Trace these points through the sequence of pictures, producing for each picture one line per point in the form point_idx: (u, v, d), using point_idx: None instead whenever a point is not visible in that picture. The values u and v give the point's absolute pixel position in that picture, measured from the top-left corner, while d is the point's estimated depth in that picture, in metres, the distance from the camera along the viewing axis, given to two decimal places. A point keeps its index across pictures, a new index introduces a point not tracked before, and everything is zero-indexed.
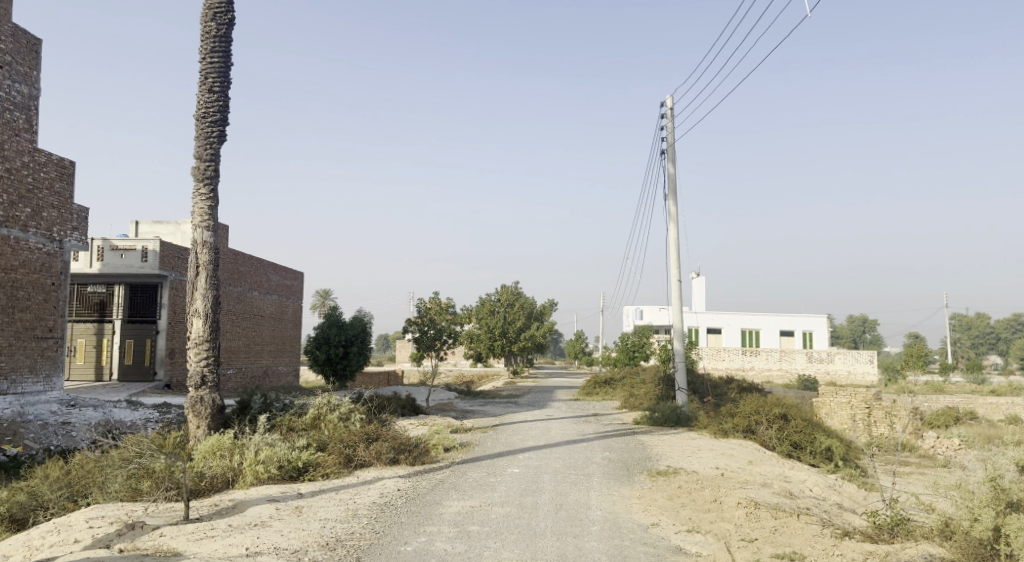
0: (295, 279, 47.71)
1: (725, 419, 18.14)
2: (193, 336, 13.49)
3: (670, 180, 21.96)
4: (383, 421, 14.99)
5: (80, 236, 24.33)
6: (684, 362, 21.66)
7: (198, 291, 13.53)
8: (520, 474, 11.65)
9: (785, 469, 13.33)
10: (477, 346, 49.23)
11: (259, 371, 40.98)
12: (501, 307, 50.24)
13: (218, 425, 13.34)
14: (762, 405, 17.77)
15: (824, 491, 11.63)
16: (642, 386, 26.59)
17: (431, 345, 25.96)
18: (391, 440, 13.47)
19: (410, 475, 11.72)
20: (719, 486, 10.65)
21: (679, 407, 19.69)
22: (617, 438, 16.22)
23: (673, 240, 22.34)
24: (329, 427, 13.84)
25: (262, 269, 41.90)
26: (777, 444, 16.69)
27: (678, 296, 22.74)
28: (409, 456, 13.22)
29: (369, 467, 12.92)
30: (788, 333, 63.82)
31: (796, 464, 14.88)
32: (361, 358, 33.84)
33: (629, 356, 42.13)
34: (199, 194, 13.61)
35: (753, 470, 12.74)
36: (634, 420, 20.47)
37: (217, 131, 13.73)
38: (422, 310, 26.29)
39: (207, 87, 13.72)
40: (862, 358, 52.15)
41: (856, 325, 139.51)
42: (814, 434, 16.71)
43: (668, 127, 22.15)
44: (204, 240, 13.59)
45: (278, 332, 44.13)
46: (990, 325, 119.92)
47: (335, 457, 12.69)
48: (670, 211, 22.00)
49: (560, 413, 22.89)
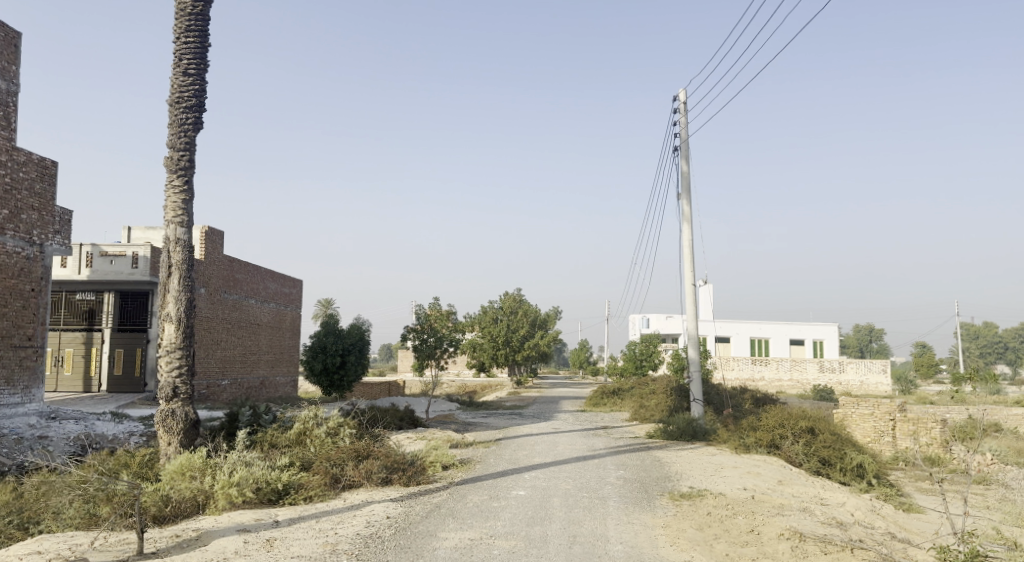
0: (294, 286, 46.52)
1: (747, 433, 16.88)
2: (165, 343, 12.26)
3: (684, 178, 20.77)
4: (375, 436, 13.68)
5: (61, 239, 23.20)
6: (701, 371, 20.34)
7: (170, 294, 12.33)
8: (527, 498, 10.33)
9: (819, 490, 12.00)
10: (480, 355, 47.95)
11: (256, 381, 39.74)
12: (505, 316, 48.98)
13: (192, 442, 12.09)
14: (787, 417, 16.43)
15: (869, 517, 10.32)
16: (654, 396, 25.25)
17: (431, 355, 24.70)
18: (383, 458, 12.16)
19: (403, 499, 10.43)
20: (754, 513, 9.32)
21: (695, 420, 18.42)
22: (632, 454, 14.93)
23: (687, 243, 21.11)
24: (315, 444, 12.55)
25: (259, 276, 40.75)
26: (804, 460, 15.36)
27: (692, 301, 21.49)
28: (403, 476, 11.92)
29: (359, 488, 11.60)
30: (798, 342, 62.48)
31: (827, 482, 13.57)
32: (359, 368, 32.54)
33: (637, 365, 40.82)
34: (172, 185, 12.44)
35: (788, 492, 11.38)
36: (647, 434, 19.17)
37: (192, 117, 12.57)
38: (421, 318, 24.93)
39: (181, 69, 12.57)
40: (875, 368, 50.78)
41: (863, 334, 137.82)
42: (845, 449, 15.18)
43: (681, 122, 20.98)
44: (178, 237, 12.42)
45: (275, 341, 42.87)
46: (998, 334, 118.17)
47: (321, 477, 11.40)
48: (683, 211, 20.80)
49: (567, 426, 21.56)
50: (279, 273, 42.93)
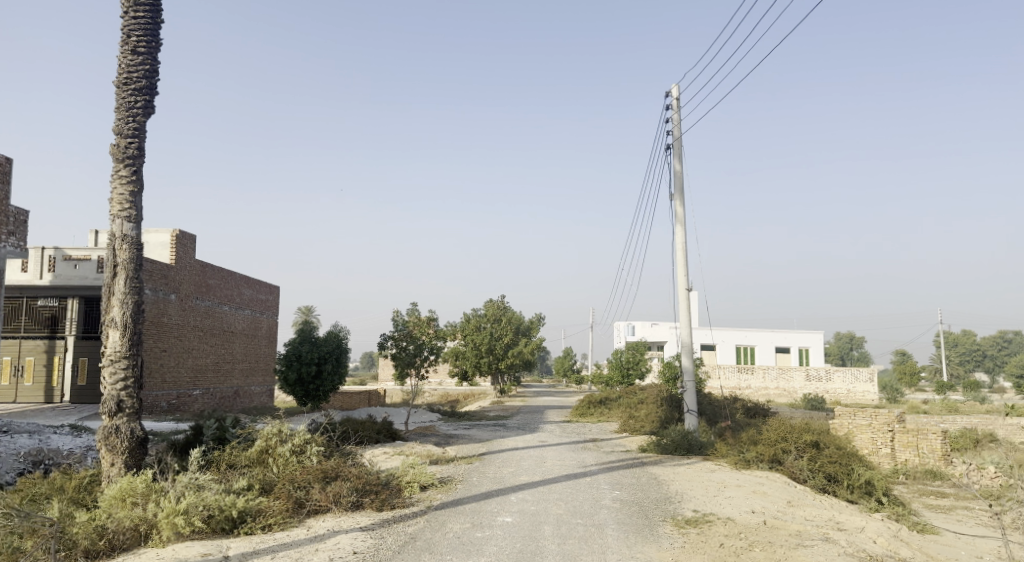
0: (270, 293, 45.01)
1: (747, 447, 15.92)
2: (108, 351, 10.99)
3: (677, 178, 19.81)
4: (346, 453, 12.45)
5: (16, 241, 21.74)
6: (694, 381, 19.32)
7: (115, 297, 11.10)
8: (515, 526, 9.19)
9: (835, 513, 10.99)
10: (463, 363, 46.77)
11: (229, 392, 38.15)
12: (488, 323, 47.82)
13: (138, 462, 10.79)
14: (791, 429, 15.43)
15: (892, 545, 9.34)
16: (643, 406, 24.22)
17: (411, 363, 23.45)
18: (353, 480, 10.93)
19: (373, 528, 9.27)
20: (773, 544, 8.29)
21: (690, 432, 17.40)
22: (626, 471, 13.85)
23: (680, 246, 20.15)
24: (279, 464, 11.31)
25: (233, 282, 39.22)
26: (809, 477, 14.35)
27: (686, 307, 20.51)
28: (376, 500, 10.69)
29: (325, 514, 10.39)
30: (784, 349, 62.03)
31: (836, 502, 12.62)
32: (335, 378, 31.08)
33: (624, 374, 39.84)
34: (119, 175, 11.25)
35: (801, 516, 10.39)
36: (640, 447, 18.13)
37: (142, 100, 11.43)
38: (399, 325, 23.68)
39: (130, 47, 11.40)
40: (861, 376, 50.30)
41: (844, 343, 138.34)
42: (853, 465, 14.16)
43: (674, 120, 20.04)
44: (125, 233, 11.23)
45: (250, 349, 41.32)
46: (976, 342, 118.98)
47: (283, 502, 10.21)
48: (676, 212, 19.84)
49: (555, 439, 20.42)
50: (254, 279, 41.41)
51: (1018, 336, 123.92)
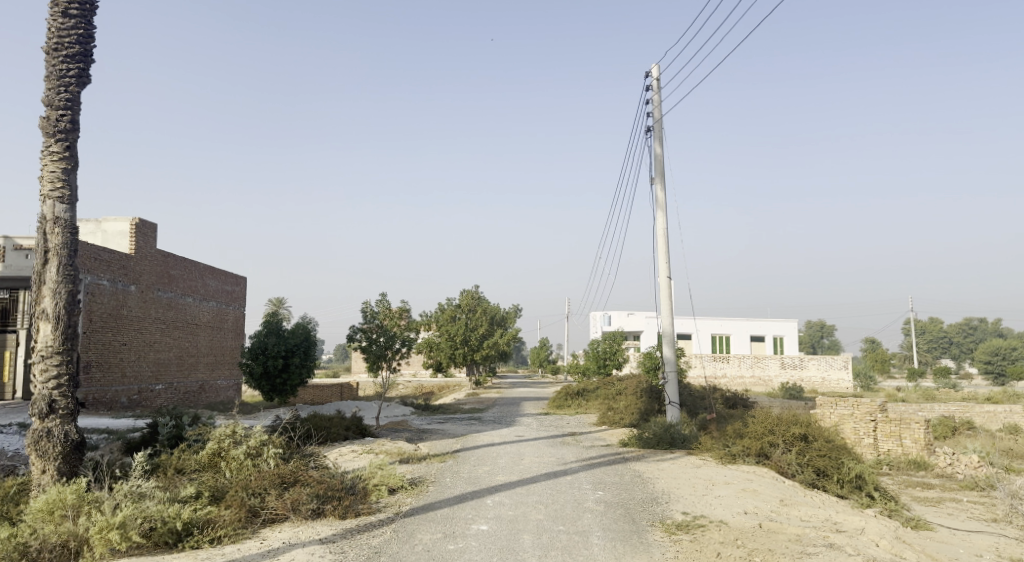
0: (237, 284, 43.51)
1: (733, 441, 15.36)
2: (39, 347, 9.88)
3: (658, 161, 19.06)
4: (308, 455, 11.50)
5: None
6: (676, 372, 18.67)
7: (46, 287, 9.96)
8: (491, 536, 8.35)
9: (831, 513, 10.36)
10: (437, 355, 45.72)
11: (193, 386, 36.71)
12: (462, 314, 46.90)
13: (73, 469, 9.75)
14: (778, 421, 14.86)
15: (896, 548, 8.72)
16: (622, 398, 23.56)
17: (381, 356, 22.47)
18: (314, 485, 10.04)
19: (334, 541, 8.40)
20: (773, 551, 7.61)
21: (672, 426, 16.77)
22: (609, 469, 13.09)
23: (661, 232, 19.44)
24: (233, 468, 10.34)
25: (197, 273, 37.72)
26: (797, 471, 13.77)
27: (667, 295, 19.83)
28: (339, 507, 9.77)
29: (282, 523, 9.45)
30: (758, 338, 62.05)
31: (827, 498, 12.04)
32: (304, 372, 29.92)
33: (600, 364, 39.21)
34: (49, 151, 10.09)
35: (796, 518, 9.77)
36: (621, 441, 17.43)
37: (74, 69, 10.27)
38: (369, 316, 22.66)
39: (60, 8, 10.24)
40: (835, 364, 50.37)
41: (815, 332, 140.03)
42: (842, 458, 13.58)
43: (654, 101, 19.27)
44: (57, 216, 10.09)
45: (215, 342, 39.87)
46: (943, 329, 120.96)
47: (234, 512, 9.26)
48: (657, 197, 19.12)
49: (532, 433, 19.64)
50: (220, 269, 39.92)
51: (982, 323, 126.42)
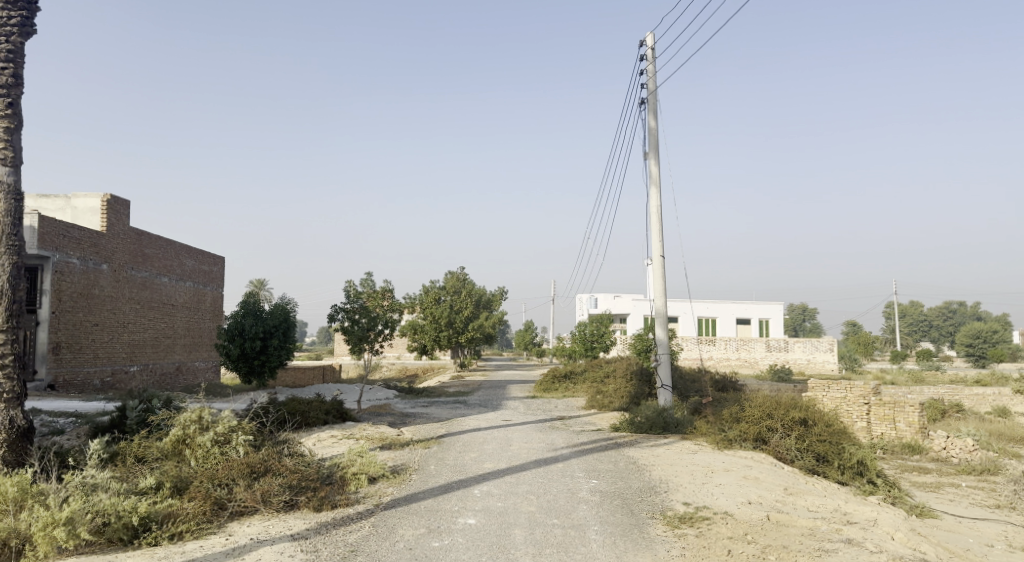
0: (215, 263, 42.30)
1: (729, 425, 14.74)
2: None
3: (651, 135, 18.29)
4: (281, 442, 10.71)
5: None
6: (668, 354, 18.04)
7: None
8: (480, 530, 7.66)
9: (840, 502, 9.81)
10: (421, 338, 44.70)
11: (169, 368, 35.63)
12: (447, 296, 46.06)
13: (20, 458, 8.89)
14: (776, 405, 14.28)
15: (913, 543, 8.18)
16: (611, 381, 22.99)
17: (363, 337, 21.64)
18: (286, 476, 9.27)
19: (307, 538, 7.65)
20: (789, 549, 7.00)
21: (665, 409, 16.17)
22: (602, 455, 12.45)
23: (654, 209, 18.72)
24: (199, 458, 9.51)
25: (173, 252, 36.47)
26: (796, 457, 13.24)
27: (660, 275, 19.17)
28: (314, 499, 9.01)
29: (251, 516, 8.67)
30: (744, 321, 61.86)
31: (830, 486, 11.51)
32: (282, 354, 29.05)
33: (587, 347, 38.62)
34: None
35: (804, 508, 9.19)
36: (612, 425, 16.80)
37: (16, 16, 9.28)
38: (351, 297, 21.77)
39: None
40: (821, 346, 50.26)
41: (797, 315, 140.84)
42: (844, 443, 13.04)
43: (649, 72, 18.45)
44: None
45: (193, 323, 38.73)
46: (923, 312, 122.00)
47: (198, 504, 8.47)
48: (651, 172, 18.38)
49: (519, 417, 18.96)
50: (196, 248, 38.67)
51: (962, 307, 127.74)
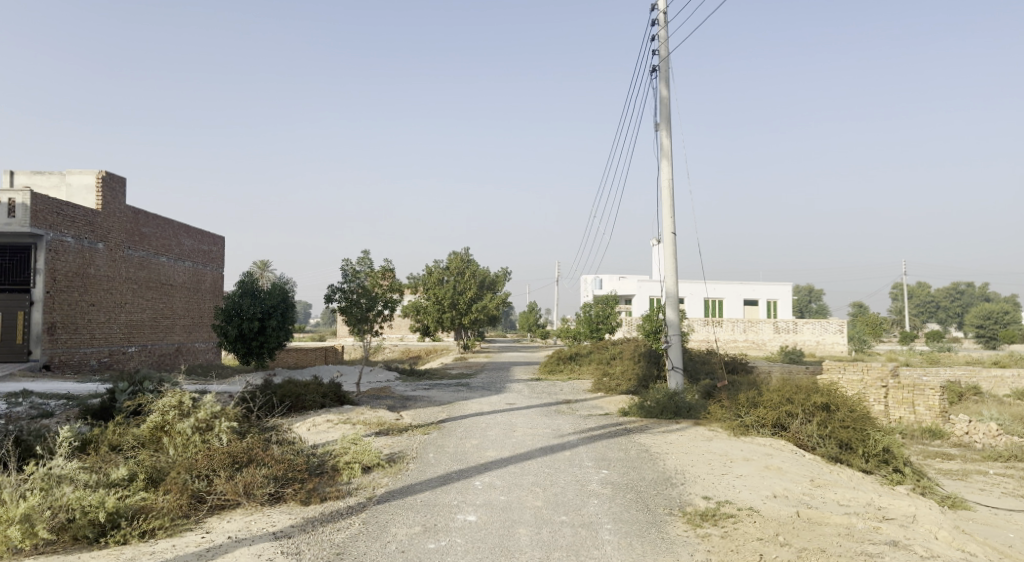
0: (214, 243, 41.54)
1: (745, 411, 13.97)
2: None
3: (663, 105, 17.34)
4: (268, 429, 9.98)
5: None
6: (680, 335, 17.25)
7: None
8: (484, 529, 6.92)
9: (873, 496, 9.08)
10: (424, 319, 44.10)
11: (169, 349, 35.09)
12: (450, 276, 45.04)
13: None
14: (796, 388, 13.48)
15: (961, 543, 7.44)
16: (619, 363, 22.22)
17: (363, 319, 20.90)
18: (271, 466, 8.56)
19: (291, 536, 6.92)
20: (829, 554, 6.28)
21: (677, 394, 15.41)
22: (611, 442, 11.70)
23: (665, 183, 17.81)
24: (178, 447, 8.78)
25: (171, 231, 35.71)
26: (819, 444, 12.48)
27: (671, 253, 18.32)
28: (301, 491, 8.28)
29: (232, 510, 7.96)
30: (752, 302, 60.95)
31: (856, 477, 10.78)
32: (281, 334, 28.43)
33: (593, 328, 37.86)
34: None
35: (834, 503, 8.46)
36: (620, 409, 16.06)
37: None
38: (350, 276, 20.99)
39: None
40: (830, 328, 49.37)
41: (803, 297, 139.87)
42: (869, 429, 12.26)
43: (660, 38, 17.45)
44: None
45: (192, 304, 38.08)
46: (931, 294, 120.72)
47: (174, 498, 7.76)
48: (662, 145, 17.46)
49: (524, 401, 18.24)
50: (195, 227, 37.90)
51: (970, 287, 126.48)
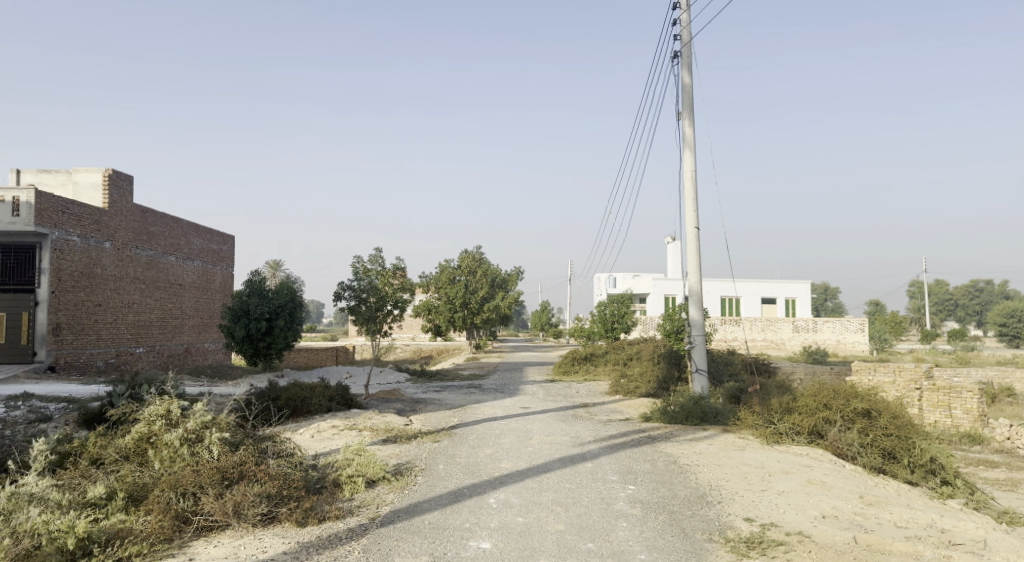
0: (224, 242, 40.98)
1: (778, 417, 13.06)
2: None
3: (685, 93, 16.43)
4: (265, 438, 9.19)
5: None
6: (704, 336, 16.31)
7: None
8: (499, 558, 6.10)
9: (933, 516, 8.14)
10: (436, 319, 43.39)
11: (178, 350, 34.59)
12: (463, 275, 44.15)
13: None
14: (833, 393, 12.53)
15: None
16: (638, 364, 21.31)
17: (372, 318, 20.13)
18: (265, 481, 7.76)
19: None
20: None
21: (703, 398, 14.51)
22: (636, 452, 10.83)
23: (688, 175, 16.91)
24: (165, 460, 7.99)
25: (179, 230, 35.18)
26: (859, 453, 11.53)
27: (694, 248, 17.39)
28: (296, 510, 7.48)
29: (220, 532, 7.19)
30: (770, 300, 59.73)
31: (905, 491, 9.85)
32: (289, 334, 27.77)
33: (608, 328, 36.89)
34: None
35: (892, 525, 7.54)
36: (642, 414, 15.16)
37: None
38: (360, 274, 20.23)
39: None
40: (851, 326, 48.07)
41: (819, 295, 138.13)
42: (914, 438, 11.28)
43: (682, 22, 16.55)
44: None
45: (201, 304, 37.55)
46: (950, 291, 118.61)
47: (156, 520, 6.99)
48: (684, 135, 16.54)
49: (541, 404, 17.41)
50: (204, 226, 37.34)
51: (990, 285, 124.15)
